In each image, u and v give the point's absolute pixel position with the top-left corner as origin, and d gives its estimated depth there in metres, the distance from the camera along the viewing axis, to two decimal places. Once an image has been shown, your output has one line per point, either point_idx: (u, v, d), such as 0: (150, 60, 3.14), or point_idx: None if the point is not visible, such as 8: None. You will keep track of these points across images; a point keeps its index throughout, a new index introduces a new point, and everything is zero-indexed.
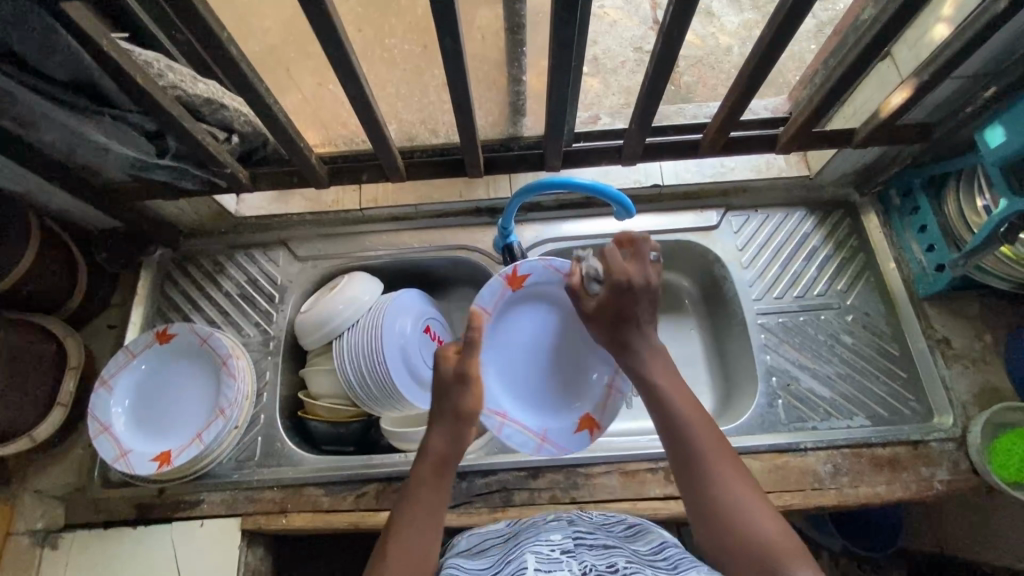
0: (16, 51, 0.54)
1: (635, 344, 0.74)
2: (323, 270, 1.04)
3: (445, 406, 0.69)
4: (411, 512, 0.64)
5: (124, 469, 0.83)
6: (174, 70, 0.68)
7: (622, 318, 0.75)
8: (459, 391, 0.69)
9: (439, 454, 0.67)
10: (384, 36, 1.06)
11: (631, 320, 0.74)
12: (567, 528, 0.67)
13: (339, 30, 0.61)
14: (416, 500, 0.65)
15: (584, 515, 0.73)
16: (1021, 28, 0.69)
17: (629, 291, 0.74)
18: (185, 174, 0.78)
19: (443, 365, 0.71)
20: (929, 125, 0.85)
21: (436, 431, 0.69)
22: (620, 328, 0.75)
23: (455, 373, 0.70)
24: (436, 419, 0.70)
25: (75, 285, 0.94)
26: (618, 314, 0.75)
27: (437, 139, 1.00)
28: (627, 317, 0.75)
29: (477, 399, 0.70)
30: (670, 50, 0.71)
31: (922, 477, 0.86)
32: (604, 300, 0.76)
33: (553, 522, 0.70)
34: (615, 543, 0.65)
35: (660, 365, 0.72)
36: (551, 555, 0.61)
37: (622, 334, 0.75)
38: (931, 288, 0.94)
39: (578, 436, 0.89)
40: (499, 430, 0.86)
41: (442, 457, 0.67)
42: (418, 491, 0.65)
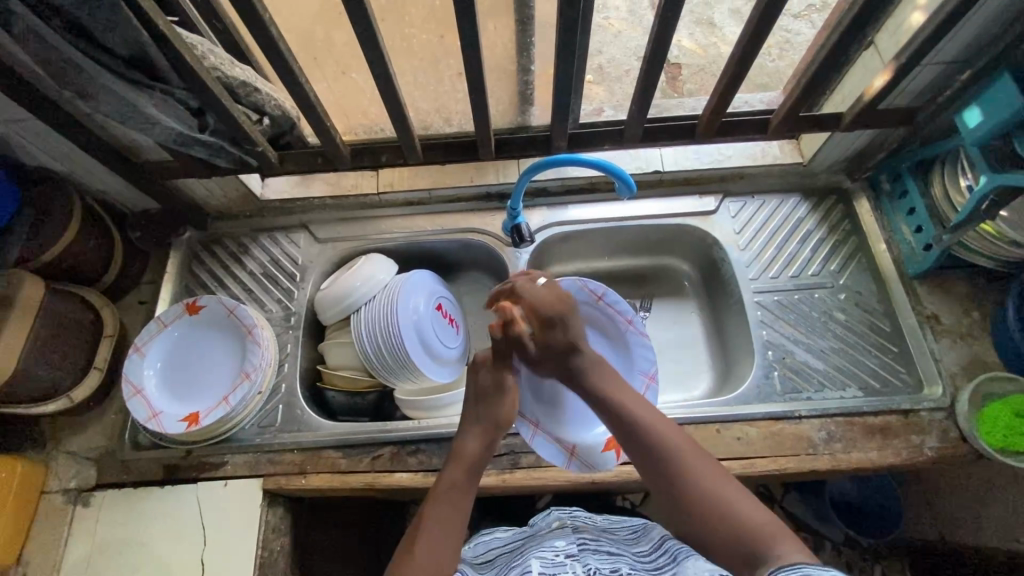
0: (86, 27, 0.62)
1: (582, 369, 0.78)
2: (342, 250, 1.09)
3: (483, 414, 0.78)
4: (442, 498, 0.70)
5: (155, 429, 0.89)
6: (216, 54, 0.75)
7: (563, 351, 0.79)
8: (495, 401, 0.79)
9: (471, 453, 0.75)
10: (404, 26, 1.12)
11: (573, 350, 0.79)
12: (571, 534, 0.71)
13: (368, 12, 0.68)
14: (450, 491, 0.70)
15: (587, 520, 0.77)
16: (990, 13, 0.75)
17: (559, 324, 0.79)
18: (221, 152, 0.85)
19: (485, 372, 0.81)
20: (912, 109, 0.91)
21: (467, 434, 0.77)
22: (566, 357, 0.79)
23: (494, 381, 0.79)
24: (470, 426, 0.78)
25: (110, 259, 1.00)
26: (562, 348, 0.79)
27: (450, 127, 1.12)
28: (560, 346, 0.79)
29: (512, 409, 0.79)
30: (665, 36, 0.77)
31: (913, 444, 0.90)
32: (543, 338, 0.79)
33: (558, 529, 0.74)
34: (618, 550, 0.70)
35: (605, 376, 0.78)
36: (557, 560, 0.65)
37: (566, 363, 0.79)
38: (920, 267, 0.98)
39: (606, 454, 0.90)
40: (531, 440, 0.89)
41: (472, 458, 0.74)
42: (450, 483, 0.71)
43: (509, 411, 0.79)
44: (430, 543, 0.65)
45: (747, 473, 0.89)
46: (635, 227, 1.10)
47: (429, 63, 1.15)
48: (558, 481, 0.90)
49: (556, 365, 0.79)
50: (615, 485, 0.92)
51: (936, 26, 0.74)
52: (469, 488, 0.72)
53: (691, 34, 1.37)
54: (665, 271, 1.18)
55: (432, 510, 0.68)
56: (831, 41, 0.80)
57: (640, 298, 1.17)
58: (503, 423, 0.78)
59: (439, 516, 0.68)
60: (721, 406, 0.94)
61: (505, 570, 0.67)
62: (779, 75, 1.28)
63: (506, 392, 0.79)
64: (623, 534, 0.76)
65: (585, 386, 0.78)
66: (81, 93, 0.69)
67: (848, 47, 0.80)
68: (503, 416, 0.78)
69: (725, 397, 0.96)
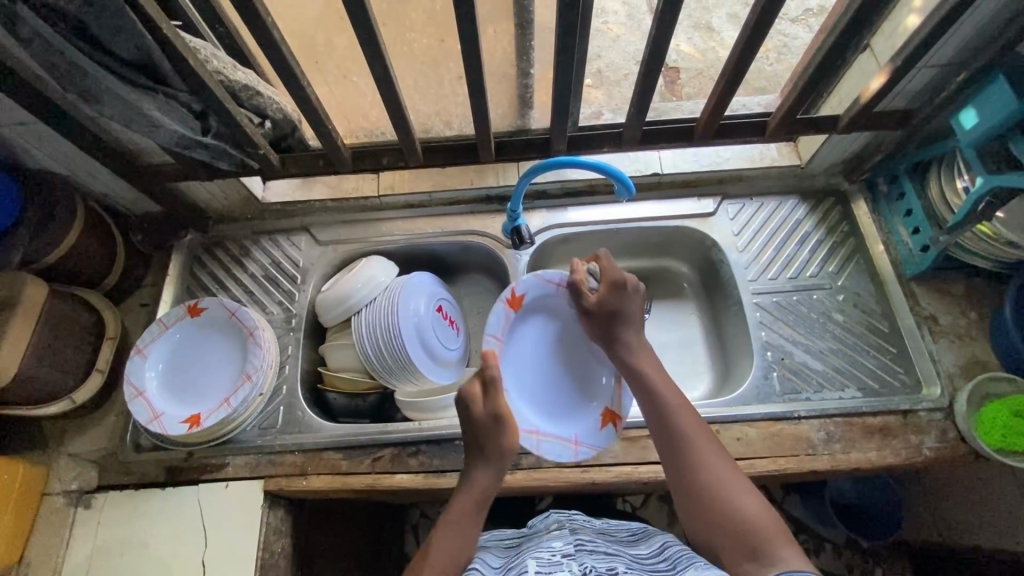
0: (91, 31, 0.62)
1: (627, 339, 0.84)
2: (343, 253, 1.10)
3: (485, 447, 0.77)
4: (449, 529, 0.71)
5: (157, 430, 0.90)
6: (219, 58, 0.76)
7: (613, 316, 0.85)
8: (495, 431, 0.78)
9: (481, 487, 0.75)
10: (405, 31, 1.12)
11: (622, 321, 0.85)
12: (569, 536, 0.71)
13: (370, 16, 0.69)
14: (458, 522, 0.72)
15: (585, 523, 0.77)
16: (984, 16, 0.76)
17: (623, 292, 0.85)
18: (223, 155, 0.86)
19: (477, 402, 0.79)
20: (908, 111, 0.92)
21: (475, 467, 0.77)
22: (613, 325, 0.85)
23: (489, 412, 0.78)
24: (475, 457, 0.78)
25: (113, 261, 1.01)
26: (613, 313, 0.85)
27: (451, 130, 1.14)
28: (615, 306, 0.85)
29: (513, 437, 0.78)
30: (663, 39, 0.78)
31: (911, 444, 0.90)
32: (603, 298, 0.86)
33: (557, 531, 0.74)
34: (615, 550, 0.70)
35: (645, 356, 0.83)
36: (553, 559, 0.65)
37: (612, 330, 0.85)
38: (917, 268, 0.99)
39: (604, 432, 0.92)
40: (536, 447, 0.89)
41: (481, 493, 0.75)
42: (460, 515, 0.72)
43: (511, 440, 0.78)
44: (437, 575, 0.67)
45: (746, 473, 0.89)
46: (635, 229, 1.11)
47: (429, 66, 1.16)
48: (558, 482, 0.91)
49: (607, 323, 0.86)
50: (615, 486, 0.92)
51: (930, 29, 0.75)
52: (477, 525, 0.73)
53: (689, 38, 1.38)
54: (663, 273, 1.18)
55: (441, 540, 0.70)
56: (827, 44, 0.81)
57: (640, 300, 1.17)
58: (505, 455, 0.77)
59: (448, 544, 0.69)
60: (720, 407, 0.94)
61: (502, 569, 0.67)
62: (777, 78, 1.29)
63: (502, 422, 0.78)
64: (622, 536, 0.76)
65: (624, 357, 0.83)
66: (85, 96, 0.70)
67: (844, 50, 0.80)
68: (505, 448, 0.77)
69: (724, 398, 0.96)
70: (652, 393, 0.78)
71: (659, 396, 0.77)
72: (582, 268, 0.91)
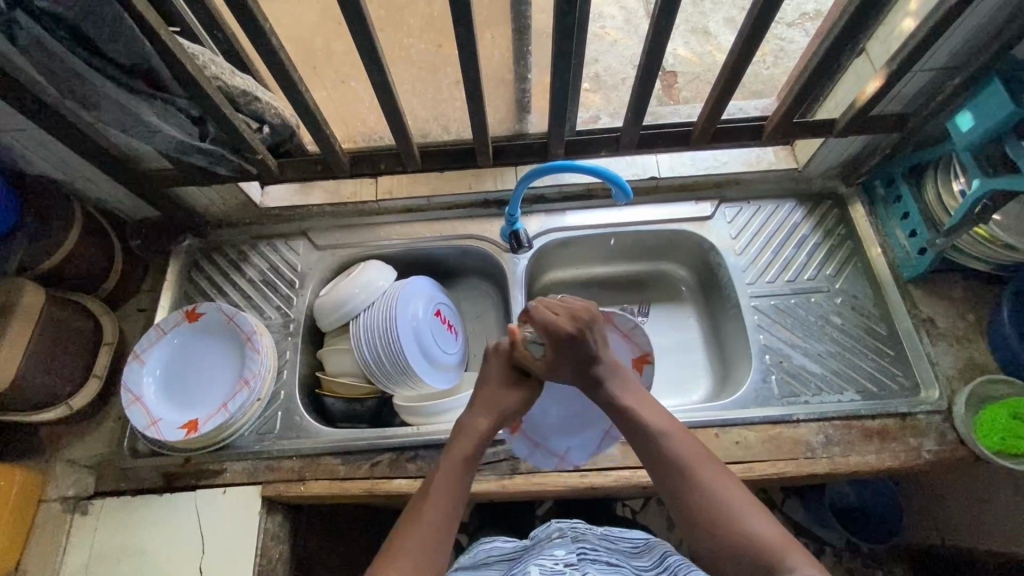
0: (89, 37, 0.63)
1: (603, 377, 0.76)
2: (341, 257, 1.10)
3: (488, 395, 0.78)
4: (448, 467, 0.71)
5: (154, 436, 0.89)
6: (217, 64, 0.76)
7: (581, 362, 0.76)
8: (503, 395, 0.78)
9: (480, 427, 0.75)
10: (403, 37, 1.18)
11: (594, 359, 0.76)
12: (571, 543, 0.71)
13: (368, 22, 0.69)
14: (455, 459, 0.72)
15: (586, 528, 0.77)
16: (980, 20, 0.76)
17: (575, 342, 0.76)
18: (221, 160, 0.86)
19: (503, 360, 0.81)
20: (904, 115, 0.92)
21: (475, 412, 0.77)
22: (587, 368, 0.76)
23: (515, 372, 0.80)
24: (476, 405, 0.78)
25: (111, 267, 1.01)
26: (579, 361, 0.76)
27: (449, 135, 1.11)
28: (576, 357, 0.76)
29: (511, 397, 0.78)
30: (659, 45, 0.79)
31: (910, 447, 0.90)
32: (556, 358, 0.77)
33: (558, 539, 0.73)
34: (617, 560, 0.71)
35: (623, 386, 0.76)
36: (556, 568, 0.65)
37: (587, 375, 0.77)
38: (915, 271, 0.99)
39: None
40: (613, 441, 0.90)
41: (480, 434, 0.74)
42: (458, 453, 0.72)
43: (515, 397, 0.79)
44: (427, 534, 0.63)
45: (746, 477, 0.89)
46: (633, 232, 1.11)
47: (427, 71, 1.16)
48: (558, 487, 0.90)
49: (579, 373, 0.77)
50: (614, 491, 0.92)
51: (926, 33, 0.76)
52: (473, 466, 0.72)
53: (686, 42, 1.38)
54: (662, 277, 1.19)
55: (439, 474, 0.70)
56: (823, 48, 0.82)
57: (638, 304, 1.18)
58: (509, 410, 0.78)
59: (444, 479, 0.69)
60: (719, 410, 0.94)
61: None
62: (774, 82, 1.29)
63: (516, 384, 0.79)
64: (623, 546, 0.76)
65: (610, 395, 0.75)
66: (83, 102, 0.70)
67: (840, 54, 0.81)
68: (509, 404, 0.78)
69: (723, 402, 0.96)
70: (637, 420, 0.73)
71: (644, 423, 0.72)
72: (519, 335, 0.80)
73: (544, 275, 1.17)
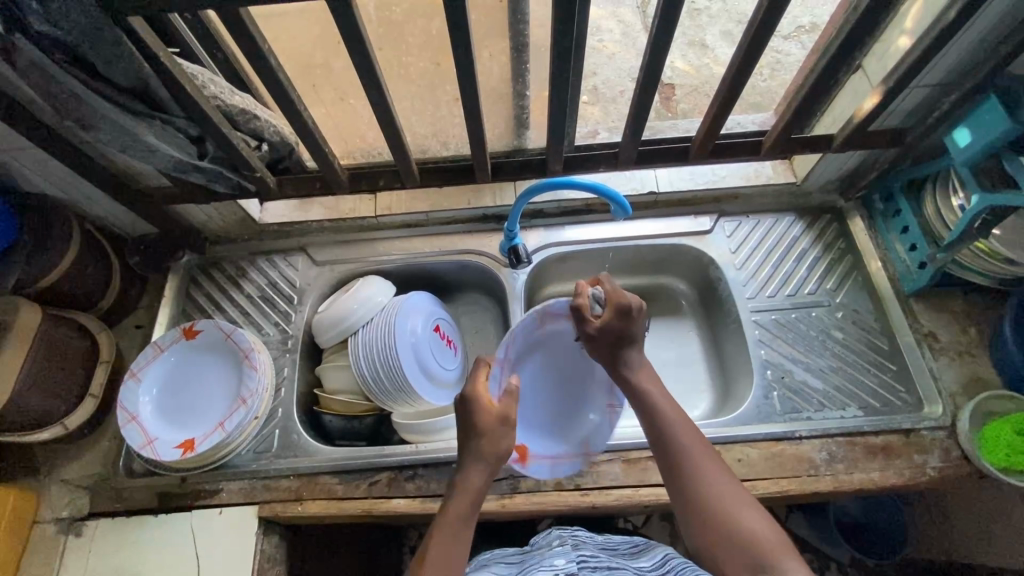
0: (88, 59, 0.63)
1: (630, 360, 0.80)
2: (340, 273, 1.10)
3: (478, 447, 0.73)
4: (444, 531, 0.67)
5: (149, 456, 0.88)
6: (215, 83, 0.76)
7: (619, 339, 0.80)
8: (500, 434, 0.74)
9: (472, 487, 0.70)
10: (401, 54, 1.17)
11: (628, 341, 0.80)
12: (571, 552, 0.70)
13: (365, 41, 0.70)
14: (452, 527, 0.68)
15: (587, 536, 0.76)
16: (974, 38, 0.76)
17: (630, 316, 0.80)
18: (219, 178, 0.86)
19: (482, 411, 0.75)
20: (901, 130, 0.92)
21: (466, 465, 0.72)
22: (620, 348, 0.80)
23: (500, 416, 0.75)
24: (469, 458, 0.73)
25: (108, 284, 1.00)
26: (618, 336, 0.80)
27: (448, 151, 1.12)
28: (622, 322, 0.80)
29: (495, 441, 0.73)
30: (657, 62, 0.79)
31: (914, 464, 0.89)
32: (606, 326, 0.81)
33: (558, 548, 0.72)
34: (619, 564, 0.70)
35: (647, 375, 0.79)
36: None
37: (618, 352, 0.80)
38: (915, 285, 0.99)
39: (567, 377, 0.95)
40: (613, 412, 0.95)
41: (478, 491, 0.71)
42: (454, 516, 0.68)
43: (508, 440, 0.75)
44: None
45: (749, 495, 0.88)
46: (632, 247, 1.11)
47: (426, 88, 1.17)
48: (558, 506, 0.90)
49: (615, 345, 0.80)
50: (616, 509, 0.91)
51: (920, 51, 0.76)
52: (468, 530, 0.68)
53: (684, 55, 1.39)
54: (661, 290, 1.18)
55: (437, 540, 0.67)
56: (821, 65, 0.82)
57: None
58: (502, 454, 0.73)
59: (439, 549, 0.65)
60: (720, 427, 0.94)
61: None
62: (771, 94, 1.30)
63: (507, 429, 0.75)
64: (623, 549, 0.75)
65: (633, 379, 0.79)
66: (81, 122, 0.70)
67: (838, 70, 0.81)
68: (505, 447, 0.74)
69: (725, 418, 0.95)
70: (652, 414, 0.75)
71: (658, 410, 0.74)
72: (587, 291, 0.85)
73: (545, 289, 1.16)
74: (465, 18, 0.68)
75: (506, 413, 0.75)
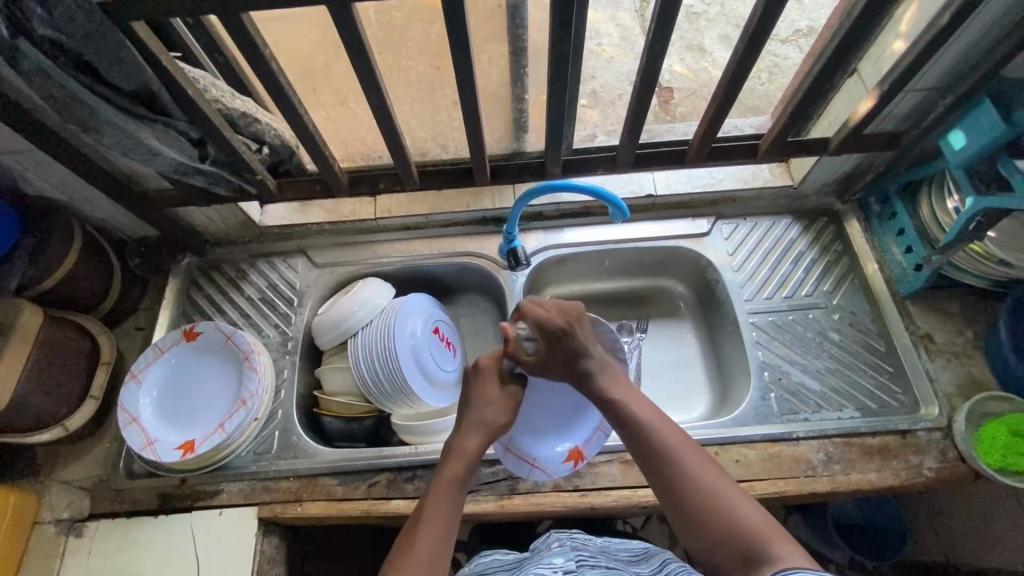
0: (92, 63, 0.64)
1: (593, 371, 0.76)
2: (340, 275, 1.10)
3: (476, 415, 0.74)
4: (435, 502, 0.66)
5: (150, 457, 0.89)
6: (217, 87, 0.77)
7: (568, 358, 0.77)
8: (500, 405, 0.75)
9: (464, 452, 0.70)
10: (401, 58, 1.18)
11: (581, 354, 0.77)
12: (570, 551, 0.71)
13: (365, 45, 0.71)
14: (444, 492, 0.67)
15: (586, 538, 0.77)
16: (967, 42, 0.78)
17: (564, 335, 0.77)
18: (221, 180, 0.87)
19: (488, 380, 0.77)
20: (896, 133, 0.93)
21: (464, 432, 0.73)
22: (574, 363, 0.77)
23: (499, 392, 0.76)
24: (468, 424, 0.73)
25: (109, 286, 1.01)
26: (566, 356, 0.77)
27: (447, 155, 1.13)
28: (559, 345, 0.77)
29: (496, 411, 0.75)
30: (654, 65, 0.80)
31: (911, 465, 0.90)
32: (547, 353, 0.78)
33: (557, 547, 0.73)
34: (617, 566, 0.70)
35: (615, 379, 0.77)
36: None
37: (575, 368, 0.77)
38: (911, 286, 0.99)
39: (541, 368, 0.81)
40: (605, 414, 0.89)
41: (471, 460, 0.70)
42: (446, 481, 0.68)
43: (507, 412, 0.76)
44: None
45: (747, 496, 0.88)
46: (631, 249, 1.11)
47: (426, 91, 1.18)
48: (557, 507, 0.90)
49: (568, 364, 0.77)
50: (614, 510, 0.92)
51: (914, 56, 0.77)
52: (460, 497, 0.67)
53: (682, 59, 1.40)
54: (659, 292, 1.19)
55: (429, 505, 0.66)
56: (817, 69, 0.83)
57: (637, 320, 1.17)
58: (501, 425, 0.74)
59: (433, 515, 0.65)
60: (718, 428, 0.94)
61: None
62: (768, 97, 1.31)
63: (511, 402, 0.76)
64: (622, 555, 0.74)
65: (602, 388, 0.75)
66: (84, 126, 0.71)
67: (833, 74, 0.82)
68: (503, 418, 0.75)
69: (723, 419, 0.96)
70: (626, 415, 0.73)
71: (632, 413, 0.72)
72: (512, 331, 0.78)
73: (543, 291, 1.17)
74: (464, 22, 0.69)
75: (510, 390, 0.77)
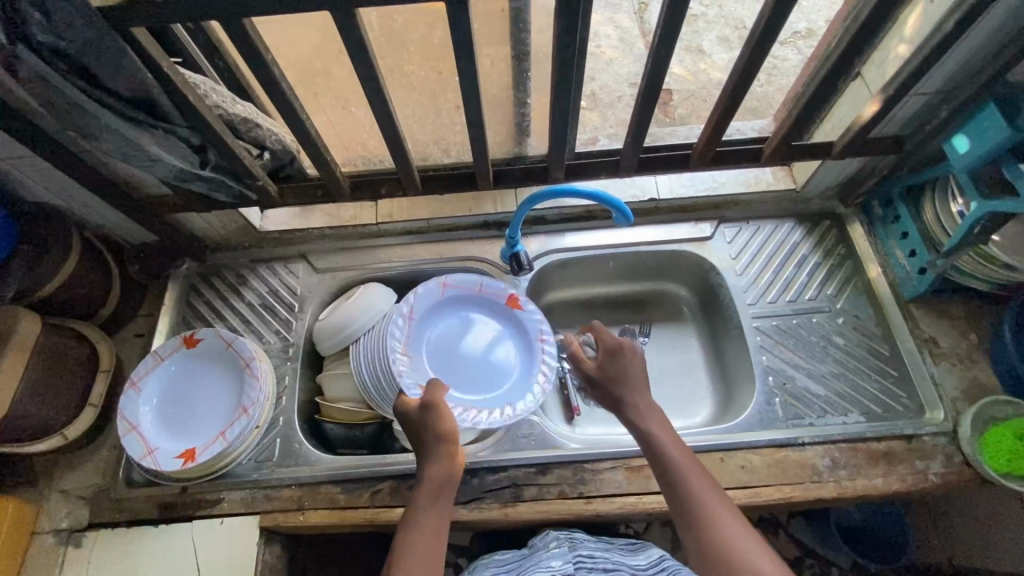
0: (91, 69, 0.64)
1: (629, 402, 0.79)
2: (341, 280, 1.09)
3: (426, 438, 0.75)
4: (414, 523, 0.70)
5: (150, 466, 0.88)
6: (217, 92, 0.77)
7: (615, 381, 0.81)
8: (432, 420, 0.75)
9: (432, 474, 0.72)
10: (403, 64, 1.18)
11: (626, 383, 0.80)
12: (569, 552, 0.74)
13: (369, 50, 0.70)
14: (431, 510, 0.71)
15: (584, 536, 0.80)
16: (972, 48, 0.77)
17: (620, 357, 0.82)
18: (222, 186, 0.86)
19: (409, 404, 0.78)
20: (901, 137, 0.93)
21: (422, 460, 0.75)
22: (616, 390, 0.80)
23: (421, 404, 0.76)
24: (421, 450, 0.75)
25: (108, 292, 1.00)
26: (612, 377, 0.81)
27: (449, 157, 1.14)
28: (608, 362, 0.82)
29: (446, 419, 0.75)
30: (659, 70, 0.79)
31: (917, 470, 0.89)
32: (600, 368, 0.82)
33: (556, 548, 0.76)
34: (614, 563, 0.74)
35: (656, 421, 0.78)
36: None
37: (616, 395, 0.80)
38: (916, 290, 0.99)
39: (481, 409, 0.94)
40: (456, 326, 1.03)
41: (433, 478, 0.72)
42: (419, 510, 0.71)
43: (451, 420, 0.75)
44: None
45: (752, 502, 0.88)
46: (633, 253, 1.11)
47: (427, 95, 1.18)
48: (561, 514, 0.90)
49: (612, 393, 0.81)
50: (619, 517, 0.91)
51: (920, 61, 0.77)
52: (443, 504, 0.72)
53: (680, 61, 1.40)
54: (662, 296, 1.18)
55: (415, 527, 0.70)
56: (821, 73, 0.83)
57: (639, 324, 1.17)
58: (452, 436, 0.75)
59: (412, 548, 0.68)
60: (723, 433, 0.94)
61: None
62: (769, 99, 1.31)
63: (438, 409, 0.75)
64: (622, 545, 0.79)
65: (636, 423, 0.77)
66: (83, 133, 0.71)
67: (837, 79, 0.82)
68: (445, 429, 0.75)
69: (727, 425, 0.95)
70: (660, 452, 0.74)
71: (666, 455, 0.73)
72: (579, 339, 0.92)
73: (545, 296, 1.16)
74: (468, 26, 0.68)
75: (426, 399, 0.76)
